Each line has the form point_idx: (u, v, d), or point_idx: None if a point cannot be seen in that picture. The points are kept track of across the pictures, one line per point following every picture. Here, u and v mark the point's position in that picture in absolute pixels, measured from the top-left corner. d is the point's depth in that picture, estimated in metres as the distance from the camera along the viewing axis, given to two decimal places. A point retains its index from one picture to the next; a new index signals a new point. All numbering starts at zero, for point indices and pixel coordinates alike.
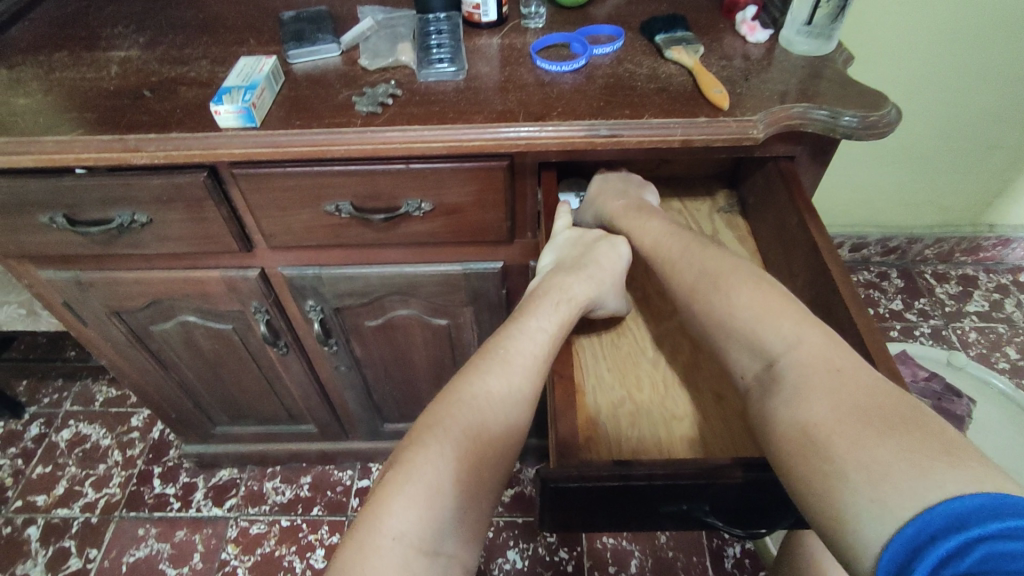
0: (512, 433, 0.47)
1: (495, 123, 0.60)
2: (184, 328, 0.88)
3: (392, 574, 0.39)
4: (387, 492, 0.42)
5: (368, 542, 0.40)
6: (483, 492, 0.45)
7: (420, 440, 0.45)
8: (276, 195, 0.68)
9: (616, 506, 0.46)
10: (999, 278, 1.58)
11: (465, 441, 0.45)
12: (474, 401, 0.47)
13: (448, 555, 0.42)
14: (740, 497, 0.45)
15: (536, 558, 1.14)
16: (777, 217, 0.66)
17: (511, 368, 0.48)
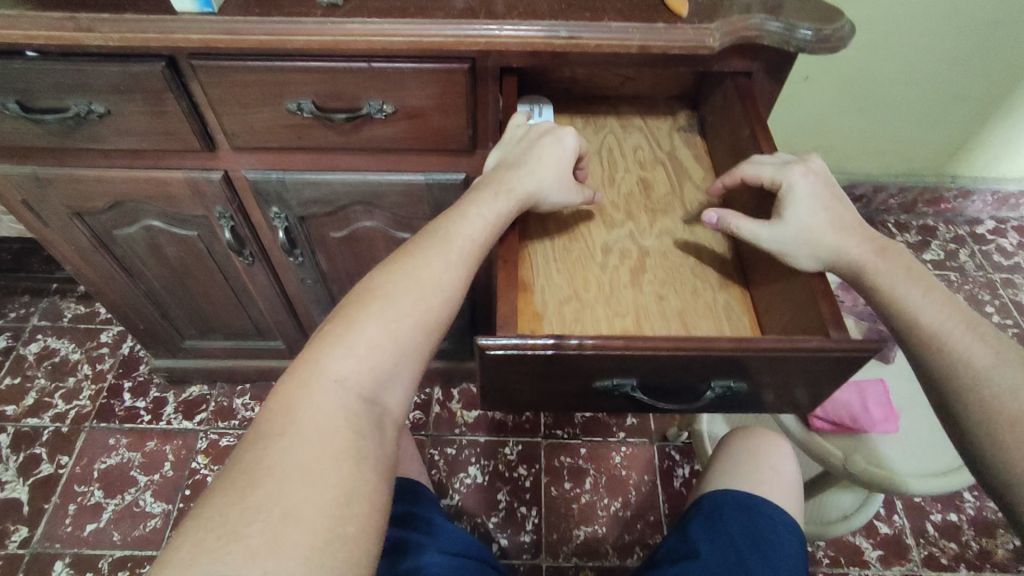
0: (444, 309, 0.54)
1: (455, 20, 0.60)
2: (148, 233, 0.88)
3: (332, 409, 0.47)
4: (331, 341, 0.50)
5: (312, 381, 0.47)
6: (417, 352, 0.52)
7: (363, 303, 0.52)
8: (236, 90, 0.67)
9: (554, 377, 0.49)
10: (957, 229, 1.63)
11: (404, 307, 0.52)
12: (414, 276, 0.53)
13: (382, 401, 0.50)
14: (666, 375, 0.49)
15: (496, 474, 1.19)
16: (731, 132, 0.68)
17: (451, 250, 0.55)
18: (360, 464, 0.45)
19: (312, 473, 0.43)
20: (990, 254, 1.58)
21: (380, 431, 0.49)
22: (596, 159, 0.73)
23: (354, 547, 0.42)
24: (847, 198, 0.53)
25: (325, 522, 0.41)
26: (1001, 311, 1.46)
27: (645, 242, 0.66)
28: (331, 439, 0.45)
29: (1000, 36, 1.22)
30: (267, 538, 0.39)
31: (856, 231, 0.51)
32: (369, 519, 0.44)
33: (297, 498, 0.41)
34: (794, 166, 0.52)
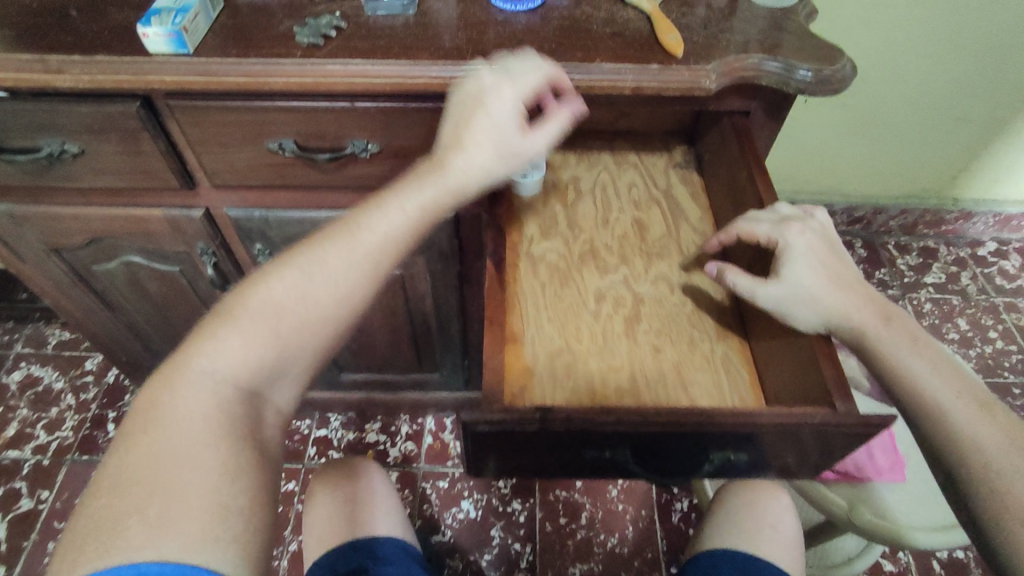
0: (346, 301, 0.47)
1: (440, 61, 0.58)
2: (128, 268, 0.85)
3: (202, 402, 0.41)
4: (207, 333, 0.44)
5: (181, 375, 0.42)
6: (309, 345, 0.46)
7: (247, 290, 0.45)
8: (214, 130, 0.65)
9: (543, 448, 0.46)
10: (958, 251, 1.61)
11: (295, 297, 0.45)
12: (309, 260, 0.47)
13: (262, 398, 0.44)
14: (661, 448, 0.46)
15: (490, 508, 1.16)
16: (729, 174, 0.65)
17: (354, 236, 0.49)
18: (242, 451, 0.41)
19: (189, 461, 0.38)
20: (991, 276, 1.55)
21: (261, 426, 0.43)
22: (589, 198, 0.71)
23: (238, 539, 0.37)
24: (849, 259, 0.50)
25: (209, 509, 0.37)
26: (1005, 337, 1.44)
27: (639, 288, 0.63)
28: (210, 428, 0.40)
29: (1002, 59, 1.20)
30: (145, 530, 0.35)
31: (858, 294, 0.48)
32: (261, 503, 0.40)
33: (176, 488, 0.37)
34: (791, 223, 0.50)
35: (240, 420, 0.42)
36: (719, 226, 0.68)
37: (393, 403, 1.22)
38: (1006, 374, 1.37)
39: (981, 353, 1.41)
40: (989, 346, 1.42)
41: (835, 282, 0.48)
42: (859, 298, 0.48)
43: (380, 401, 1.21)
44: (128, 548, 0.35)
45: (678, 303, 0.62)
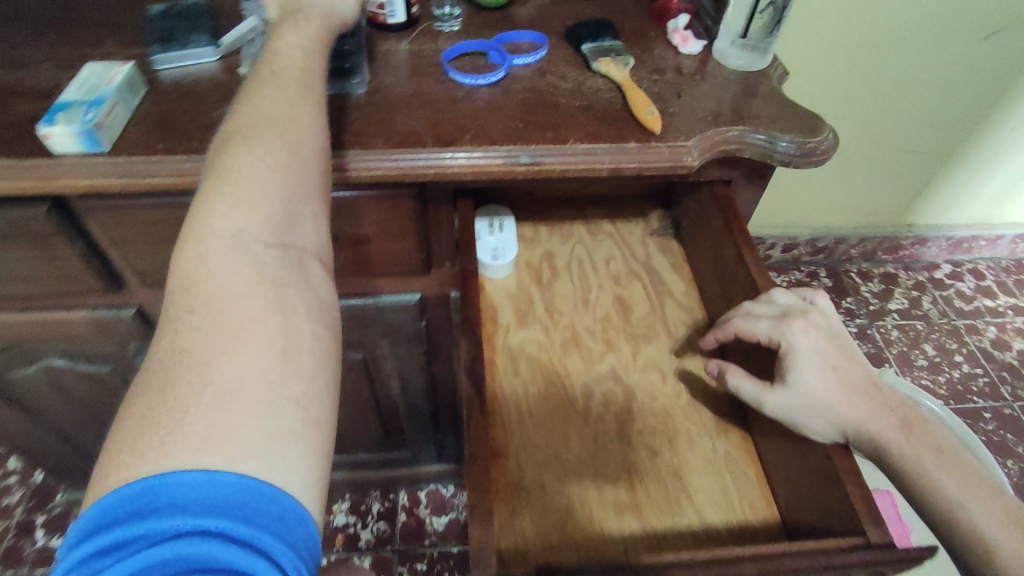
0: (315, 141, 0.44)
1: (396, 149, 0.52)
2: (50, 372, 0.75)
3: (238, 268, 0.37)
4: (206, 200, 0.39)
5: (201, 246, 0.37)
6: (314, 184, 0.42)
7: (230, 149, 0.41)
8: (141, 228, 0.57)
9: None
10: (917, 275, 1.63)
11: (271, 143, 0.41)
12: (260, 108, 0.43)
13: (297, 247, 0.40)
14: None
15: None
16: (713, 248, 0.61)
17: (284, 84, 0.46)
18: (287, 327, 0.36)
19: (227, 353, 0.33)
20: (951, 299, 1.58)
21: (305, 279, 0.39)
22: (565, 277, 0.66)
23: (304, 409, 0.34)
24: (861, 359, 0.47)
25: (263, 400, 0.33)
26: (970, 360, 1.45)
27: (628, 379, 0.58)
28: (235, 307, 0.35)
29: (948, 93, 1.23)
30: (202, 433, 0.31)
31: (873, 399, 0.44)
32: (317, 376, 0.36)
33: (236, 369, 0.33)
34: (792, 320, 0.47)
35: (274, 290, 0.37)
36: (705, 301, 0.64)
37: (362, 481, 1.13)
38: (976, 398, 1.39)
39: (950, 378, 1.42)
40: (957, 370, 1.43)
41: (847, 383, 0.45)
42: (876, 402, 0.44)
43: (348, 480, 1.12)
44: (185, 452, 0.30)
45: (672, 395, 0.57)
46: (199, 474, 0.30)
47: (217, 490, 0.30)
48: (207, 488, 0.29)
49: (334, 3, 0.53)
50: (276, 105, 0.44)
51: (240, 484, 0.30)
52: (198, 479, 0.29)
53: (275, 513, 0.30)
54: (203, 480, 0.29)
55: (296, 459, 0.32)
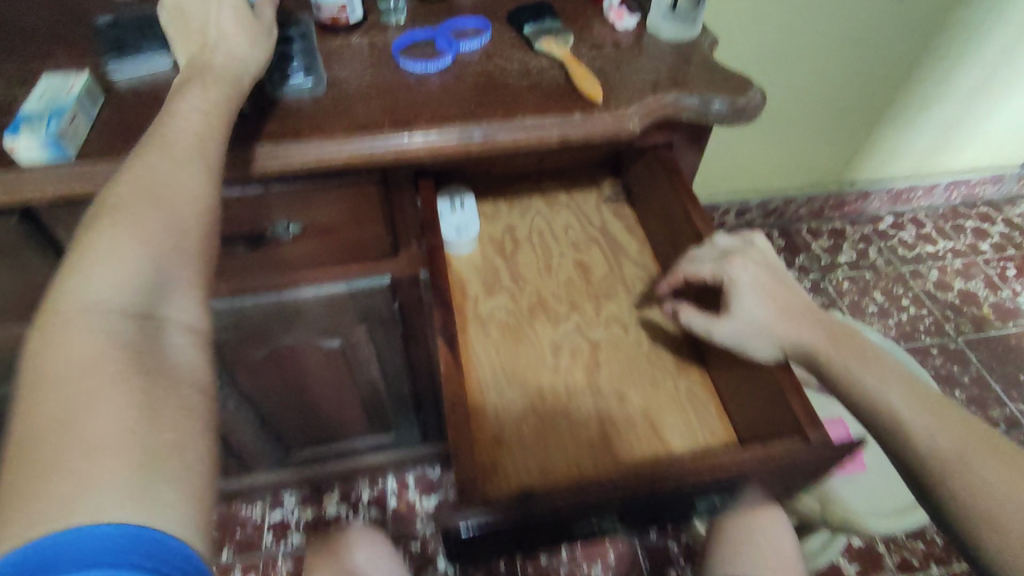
0: (195, 202, 0.43)
1: (356, 136, 0.55)
2: None
3: (98, 341, 0.36)
4: (74, 272, 0.38)
5: (65, 319, 0.37)
6: (187, 249, 0.42)
7: (100, 221, 0.40)
8: None
9: (534, 527, 0.47)
10: (863, 228, 1.72)
11: (142, 213, 0.40)
12: (137, 172, 0.42)
13: (160, 319, 0.39)
14: (648, 505, 0.48)
15: None
16: (663, 208, 0.66)
17: (165, 144, 0.44)
18: (153, 394, 0.36)
19: (94, 411, 0.33)
20: (895, 248, 1.68)
21: (166, 351, 0.39)
22: (528, 247, 0.70)
23: (172, 469, 0.34)
24: (795, 287, 0.53)
25: (125, 460, 0.33)
26: (916, 302, 1.55)
27: (593, 334, 0.62)
28: (95, 370, 0.35)
29: (874, 53, 1.30)
30: (63, 497, 0.31)
31: (806, 320, 0.50)
32: (194, 432, 0.36)
33: (95, 437, 0.33)
34: (731, 258, 0.53)
35: (134, 355, 0.37)
36: (659, 259, 0.68)
37: (350, 471, 1.16)
38: (923, 337, 1.48)
39: (899, 321, 1.51)
40: (904, 313, 1.53)
41: (781, 310, 0.51)
42: (807, 322, 0.50)
43: (336, 472, 1.15)
44: (41, 518, 0.30)
45: (635, 345, 0.61)
46: (79, 531, 0.30)
47: (105, 540, 0.30)
48: (101, 542, 0.30)
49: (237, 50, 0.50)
50: (153, 166, 0.43)
51: (126, 539, 0.31)
52: (80, 535, 0.30)
53: (169, 562, 0.31)
54: (92, 533, 0.30)
55: (169, 520, 0.33)
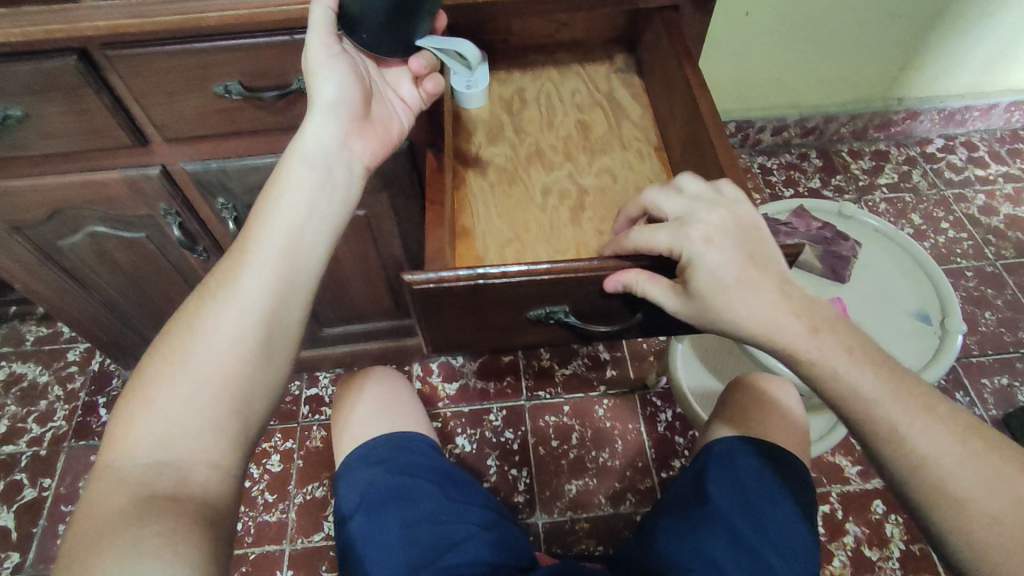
0: (233, 347, 0.51)
1: None
2: (94, 240, 0.86)
3: (138, 465, 0.47)
4: (141, 389, 0.50)
5: (122, 435, 0.48)
6: (219, 392, 0.50)
7: (163, 349, 0.51)
8: (157, 78, 0.65)
9: (492, 301, 0.59)
10: (909, 150, 1.66)
11: (191, 352, 0.51)
12: (194, 313, 0.52)
13: (187, 455, 0.48)
14: (589, 292, 0.59)
15: (483, 441, 1.21)
16: (666, 70, 0.68)
17: (220, 280, 0.53)
18: (156, 516, 0.44)
19: (195, 430, 0.49)
20: (941, 171, 1.61)
21: (187, 485, 0.47)
22: (535, 112, 0.73)
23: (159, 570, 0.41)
24: (757, 249, 0.52)
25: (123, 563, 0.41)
26: (956, 226, 1.50)
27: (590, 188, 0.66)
28: (126, 491, 0.46)
29: None
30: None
31: (774, 290, 0.52)
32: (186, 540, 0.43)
33: (107, 549, 0.42)
34: (688, 230, 0.52)
35: (158, 483, 0.47)
36: (661, 123, 0.71)
37: (379, 353, 1.26)
38: (959, 260, 1.44)
39: (935, 243, 1.47)
40: (943, 236, 1.48)
41: (746, 292, 0.51)
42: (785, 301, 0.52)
43: (366, 353, 1.25)
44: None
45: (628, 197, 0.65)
46: None
47: None
48: None
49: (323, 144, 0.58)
50: (198, 306, 0.52)
51: None
52: None
53: None
54: None
55: None
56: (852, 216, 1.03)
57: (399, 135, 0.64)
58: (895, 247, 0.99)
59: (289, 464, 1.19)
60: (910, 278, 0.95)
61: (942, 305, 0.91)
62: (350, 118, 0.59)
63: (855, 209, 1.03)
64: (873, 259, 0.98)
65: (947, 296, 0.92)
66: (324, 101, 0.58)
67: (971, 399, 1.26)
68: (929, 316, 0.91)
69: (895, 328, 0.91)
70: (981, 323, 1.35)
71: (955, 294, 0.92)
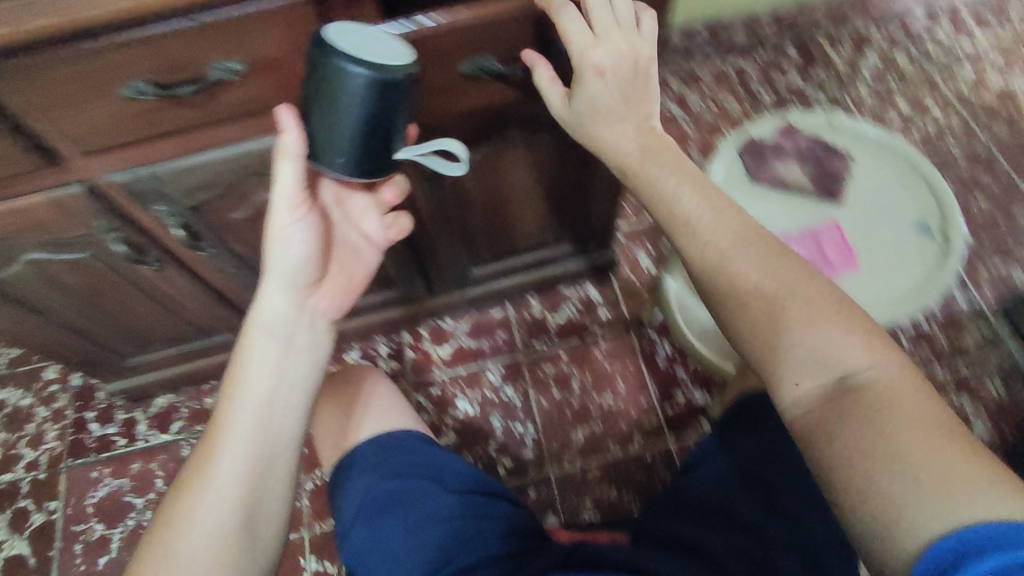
0: (218, 527, 0.55)
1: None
2: (34, 269, 0.79)
3: None
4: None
5: None
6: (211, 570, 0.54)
7: (157, 533, 0.55)
8: (52, 91, 0.56)
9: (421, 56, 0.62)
10: (891, 29, 1.55)
11: (180, 537, 0.54)
12: (180, 496, 0.55)
13: None
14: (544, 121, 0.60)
15: (485, 401, 1.20)
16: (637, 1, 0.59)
17: (201, 461, 0.56)
18: None
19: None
20: (926, 48, 1.52)
21: None
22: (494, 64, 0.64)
23: None
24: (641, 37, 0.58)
25: None
26: (944, 108, 1.44)
27: None
28: None
29: None
30: None
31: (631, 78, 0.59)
32: None
33: None
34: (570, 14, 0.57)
35: None
36: None
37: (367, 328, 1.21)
38: (949, 145, 1.39)
39: (924, 130, 1.41)
40: (931, 121, 1.42)
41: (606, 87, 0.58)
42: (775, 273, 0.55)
43: (352, 331, 1.21)
44: None
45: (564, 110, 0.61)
46: None
47: None
48: None
49: (283, 311, 0.61)
50: (184, 490, 0.56)
51: None
52: None
53: None
54: None
55: None
56: (841, 129, 1.12)
57: (357, 280, 0.68)
58: (892, 158, 1.07)
59: None
60: (908, 186, 1.05)
61: (942, 211, 1.01)
62: (305, 284, 0.62)
63: (843, 120, 1.12)
64: (867, 173, 1.07)
65: (946, 204, 1.01)
66: (280, 270, 0.60)
67: (967, 289, 1.25)
68: (928, 224, 1.00)
69: (900, 237, 1.00)
70: (975, 210, 1.32)
71: (952, 198, 1.01)
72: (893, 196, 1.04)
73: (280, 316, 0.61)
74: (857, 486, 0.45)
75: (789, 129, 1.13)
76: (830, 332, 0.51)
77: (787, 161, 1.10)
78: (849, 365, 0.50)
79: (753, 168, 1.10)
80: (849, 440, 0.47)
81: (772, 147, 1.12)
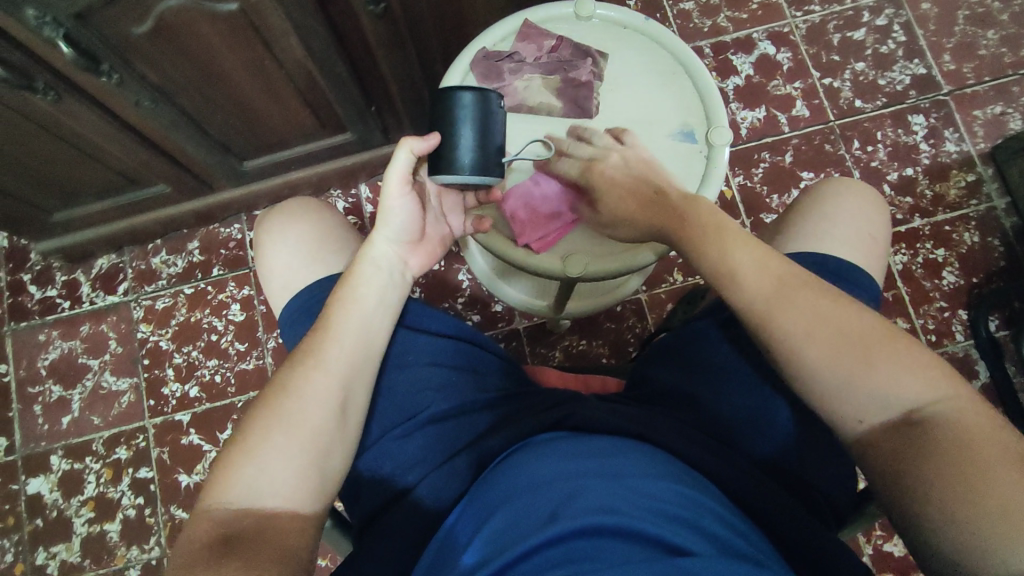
0: (322, 416, 0.55)
1: None
2: None
3: (242, 503, 0.51)
4: (241, 448, 0.54)
5: (225, 480, 0.52)
6: (308, 451, 0.54)
7: (262, 411, 0.55)
8: None
9: None
10: None
11: (287, 416, 0.55)
12: (291, 382, 0.57)
13: (274, 500, 0.52)
14: None
15: (452, 257, 1.14)
16: None
17: (314, 359, 0.58)
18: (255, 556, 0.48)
19: (294, 483, 0.53)
20: None
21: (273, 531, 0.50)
22: None
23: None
24: None
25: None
26: None
27: None
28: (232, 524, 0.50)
29: None
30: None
31: None
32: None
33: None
34: None
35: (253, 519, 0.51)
36: None
37: (319, 180, 1.12)
38: None
39: None
40: None
41: None
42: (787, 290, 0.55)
43: (303, 183, 1.11)
44: None
45: None
46: None
47: None
48: None
49: (387, 254, 0.64)
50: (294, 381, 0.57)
51: None
52: None
53: None
54: None
55: None
56: (590, 18, 0.80)
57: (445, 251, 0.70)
58: (635, 40, 0.79)
59: (252, 311, 1.13)
60: (668, 84, 0.77)
61: (706, 112, 0.75)
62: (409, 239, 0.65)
63: (592, 5, 0.79)
64: (625, 72, 0.77)
65: (709, 100, 0.76)
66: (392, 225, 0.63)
67: (960, 135, 1.18)
68: (693, 130, 0.75)
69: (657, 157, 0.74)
70: (981, 47, 1.21)
71: (714, 88, 0.76)
72: (651, 99, 0.76)
73: (387, 258, 0.64)
74: (942, 493, 0.44)
75: (528, 28, 0.79)
76: (851, 351, 0.51)
77: (525, 71, 0.76)
78: (916, 401, 0.49)
79: (478, 77, 0.76)
80: (917, 461, 0.46)
81: (507, 52, 0.78)
